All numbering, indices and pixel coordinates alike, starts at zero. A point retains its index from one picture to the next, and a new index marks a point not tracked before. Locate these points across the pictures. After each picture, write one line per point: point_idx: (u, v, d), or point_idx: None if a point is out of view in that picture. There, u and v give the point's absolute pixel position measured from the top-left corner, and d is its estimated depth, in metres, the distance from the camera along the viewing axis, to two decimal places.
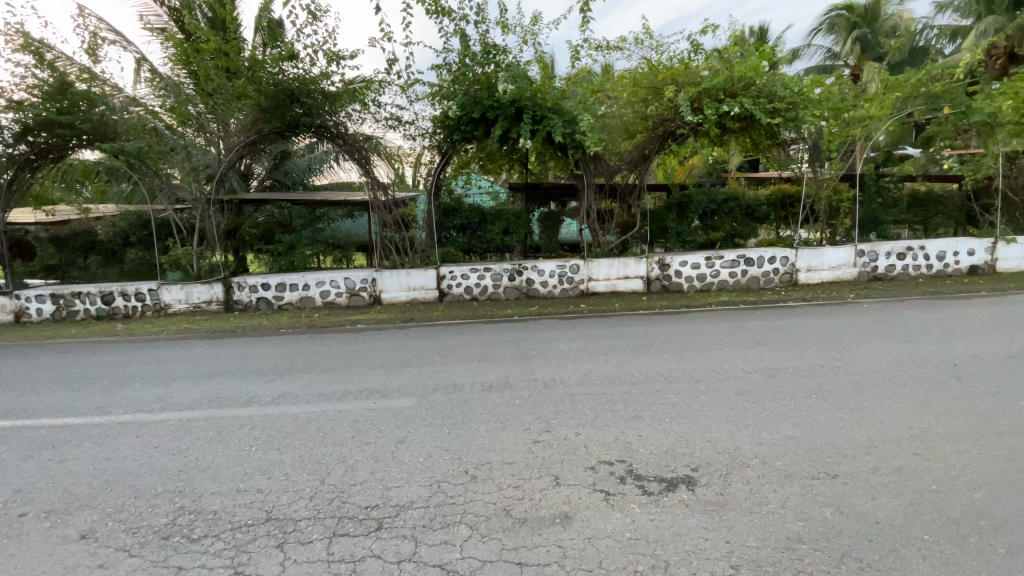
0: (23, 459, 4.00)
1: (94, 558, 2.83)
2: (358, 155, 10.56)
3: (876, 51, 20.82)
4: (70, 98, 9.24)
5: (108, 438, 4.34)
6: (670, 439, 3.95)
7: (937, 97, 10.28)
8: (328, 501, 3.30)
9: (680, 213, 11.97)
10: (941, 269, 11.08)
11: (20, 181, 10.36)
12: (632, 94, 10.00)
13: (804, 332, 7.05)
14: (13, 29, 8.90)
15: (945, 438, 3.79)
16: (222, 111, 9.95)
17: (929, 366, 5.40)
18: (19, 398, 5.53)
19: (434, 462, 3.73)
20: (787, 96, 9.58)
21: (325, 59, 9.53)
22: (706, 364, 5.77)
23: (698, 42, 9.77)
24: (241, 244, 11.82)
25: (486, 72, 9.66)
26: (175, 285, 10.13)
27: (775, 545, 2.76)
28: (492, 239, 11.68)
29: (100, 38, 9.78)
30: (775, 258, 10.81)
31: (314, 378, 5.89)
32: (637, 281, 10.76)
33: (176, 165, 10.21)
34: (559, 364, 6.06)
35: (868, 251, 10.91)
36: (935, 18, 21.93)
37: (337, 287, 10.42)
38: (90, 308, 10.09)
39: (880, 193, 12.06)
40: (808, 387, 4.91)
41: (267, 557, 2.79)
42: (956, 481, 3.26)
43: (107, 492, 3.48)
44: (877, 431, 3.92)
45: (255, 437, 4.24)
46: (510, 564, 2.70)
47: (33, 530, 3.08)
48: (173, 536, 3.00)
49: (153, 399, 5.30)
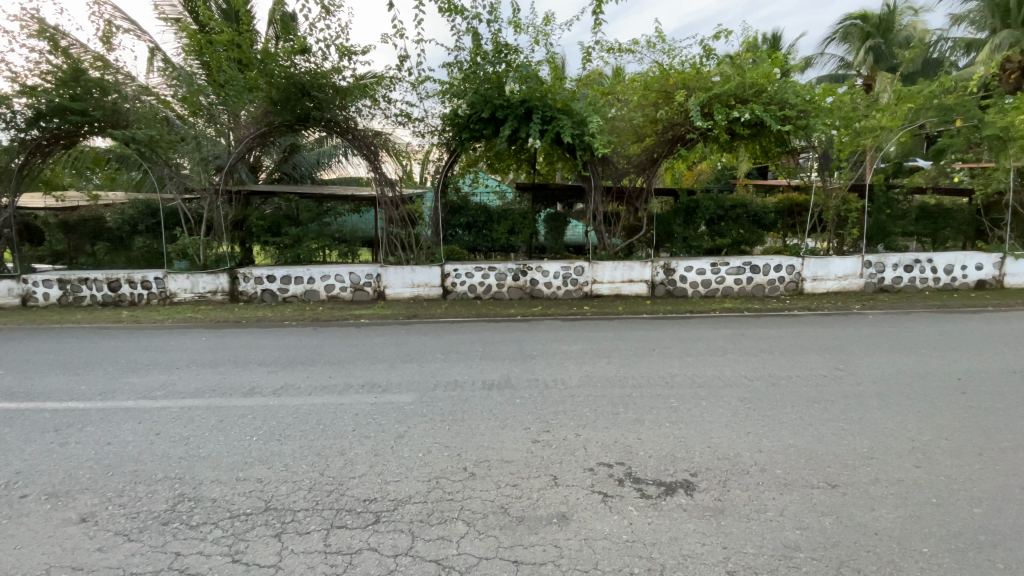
0: (25, 441, 4.03)
1: (93, 541, 2.85)
2: (367, 151, 10.58)
3: (890, 61, 20.79)
4: (83, 85, 9.36)
5: (111, 423, 4.36)
6: (670, 442, 3.97)
7: (950, 110, 10.05)
8: (327, 493, 3.31)
9: (687, 217, 12.04)
10: (949, 282, 10.99)
11: (32, 165, 10.39)
12: (642, 97, 9.92)
13: (808, 341, 7.02)
14: (29, 15, 8.99)
15: (944, 451, 3.77)
16: (233, 103, 10.01)
17: (935, 378, 5.36)
18: (23, 380, 5.59)
19: (433, 458, 3.74)
20: (798, 104, 9.55)
21: (337, 55, 9.61)
22: (709, 370, 5.74)
23: (710, 48, 9.78)
24: (248, 236, 11.86)
25: (497, 72, 9.63)
26: (182, 274, 10.19)
27: (773, 552, 2.75)
28: (498, 238, 11.76)
29: (115, 26, 9.87)
30: (781, 267, 10.80)
31: (315, 371, 5.89)
32: (641, 285, 10.71)
33: (186, 155, 10.42)
34: (561, 364, 6.07)
35: (874, 262, 10.85)
36: (948, 30, 21.80)
37: (341, 280, 10.44)
38: (96, 294, 10.16)
39: (890, 204, 12.05)
40: (810, 396, 4.88)
41: (265, 546, 2.81)
42: (957, 495, 3.24)
43: (109, 476, 3.50)
44: (880, 443, 3.90)
45: (257, 427, 4.27)
46: (506, 562, 2.70)
47: (34, 511, 3.11)
48: (172, 522, 3.02)
49: (156, 387, 5.32)
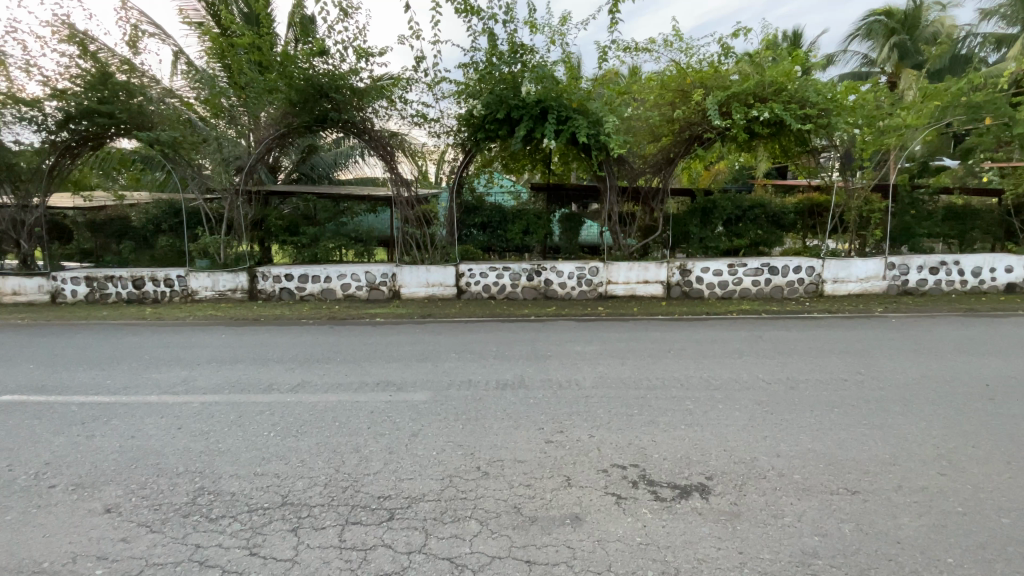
0: (54, 433, 4.16)
1: (117, 531, 2.93)
2: (383, 151, 10.67)
3: (915, 59, 20.30)
4: (110, 88, 9.61)
5: (135, 417, 4.48)
6: (685, 445, 3.93)
7: (978, 108, 9.73)
8: (342, 489, 3.35)
9: (703, 218, 11.94)
10: (977, 286, 10.68)
11: (61, 167, 10.72)
12: (659, 96, 9.85)
13: (829, 344, 6.87)
14: (60, 21, 9.27)
15: (971, 459, 3.66)
16: (252, 104, 10.16)
17: (961, 384, 5.21)
18: (52, 374, 5.78)
19: (446, 457, 3.76)
20: (818, 102, 9.38)
21: (354, 56, 9.70)
22: (726, 373, 5.67)
23: (729, 46, 9.66)
24: (267, 235, 12.12)
25: (513, 72, 9.64)
26: (203, 273, 10.40)
27: (790, 559, 2.70)
28: (513, 238, 11.87)
29: (140, 30, 10.10)
30: (801, 268, 10.59)
31: (333, 369, 5.95)
32: (657, 286, 10.61)
33: (208, 156, 10.65)
34: (575, 365, 6.05)
35: (898, 264, 10.58)
36: (977, 26, 21.16)
37: (357, 279, 10.56)
38: (122, 291, 10.42)
39: (915, 204, 11.80)
40: (830, 400, 4.78)
41: (282, 540, 2.86)
42: (983, 504, 3.14)
43: (133, 468, 3.60)
44: (903, 449, 3.81)
45: (274, 423, 4.34)
46: (518, 562, 2.71)
47: (61, 501, 3.21)
48: (192, 514, 3.09)
49: (178, 382, 5.45)
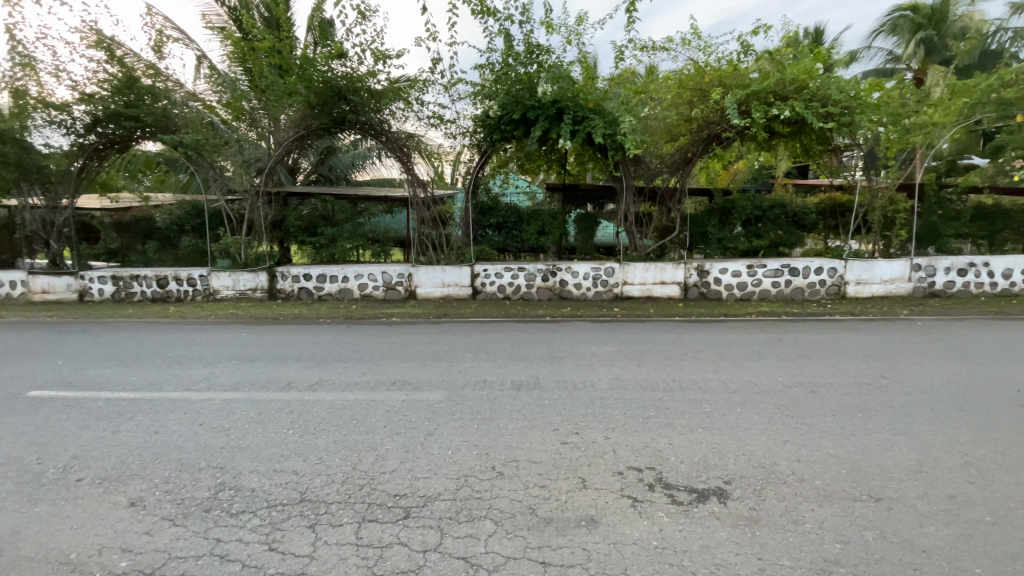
0: (82, 428, 4.28)
1: (141, 524, 3.00)
2: (400, 152, 10.79)
3: (942, 54, 19.75)
4: (136, 92, 9.87)
5: (159, 413, 4.59)
6: (702, 448, 3.87)
7: (1009, 105, 9.41)
8: (359, 487, 3.39)
9: (722, 218, 11.77)
10: (1007, 288, 10.33)
11: (89, 169, 11.05)
12: (676, 95, 9.69)
13: (852, 347, 6.72)
14: (88, 27, 9.55)
15: (1001, 467, 3.54)
16: (273, 107, 10.36)
17: (991, 390, 5.05)
18: (80, 370, 5.96)
19: (462, 457, 3.76)
20: (841, 100, 9.16)
21: (372, 58, 9.81)
22: (744, 375, 5.58)
23: (748, 43, 9.49)
24: (286, 236, 12.32)
25: (529, 72, 9.70)
26: (224, 272, 10.61)
27: (811, 566, 2.65)
28: (528, 238, 11.83)
29: (165, 36, 10.36)
30: (822, 269, 10.37)
31: (349, 368, 6.01)
32: (674, 287, 10.49)
33: (229, 158, 10.88)
34: (590, 366, 6.02)
35: (924, 265, 10.29)
36: (1008, 20, 20.49)
37: (374, 279, 10.67)
38: (146, 290, 10.68)
39: (942, 204, 11.49)
40: (853, 405, 4.67)
41: (300, 536, 2.89)
42: (1015, 514, 3.03)
43: (156, 463, 3.68)
44: (929, 456, 3.70)
45: (293, 421, 4.40)
46: (533, 563, 2.70)
47: (88, 494, 3.30)
48: (213, 509, 3.14)
49: (199, 379, 5.57)
